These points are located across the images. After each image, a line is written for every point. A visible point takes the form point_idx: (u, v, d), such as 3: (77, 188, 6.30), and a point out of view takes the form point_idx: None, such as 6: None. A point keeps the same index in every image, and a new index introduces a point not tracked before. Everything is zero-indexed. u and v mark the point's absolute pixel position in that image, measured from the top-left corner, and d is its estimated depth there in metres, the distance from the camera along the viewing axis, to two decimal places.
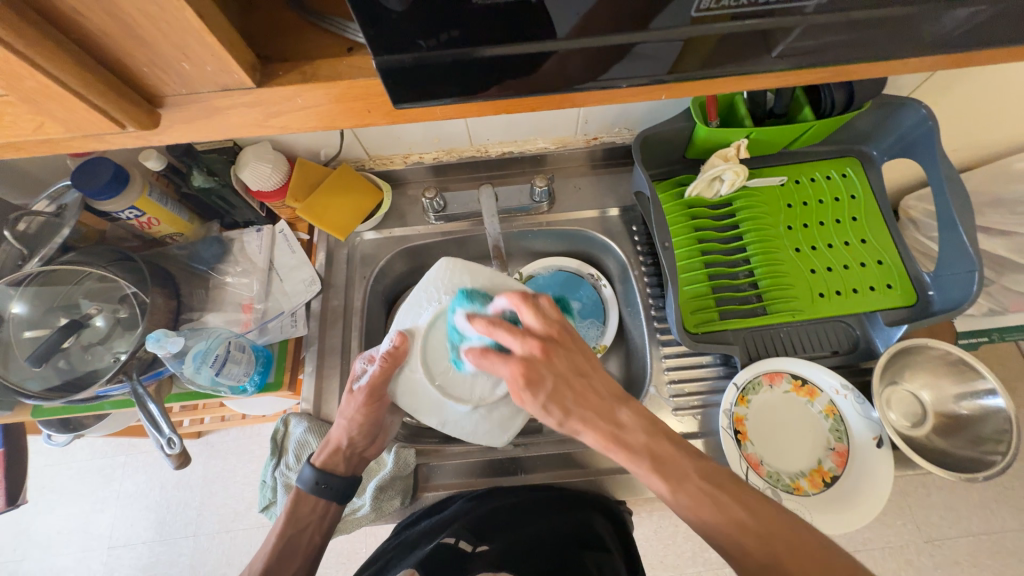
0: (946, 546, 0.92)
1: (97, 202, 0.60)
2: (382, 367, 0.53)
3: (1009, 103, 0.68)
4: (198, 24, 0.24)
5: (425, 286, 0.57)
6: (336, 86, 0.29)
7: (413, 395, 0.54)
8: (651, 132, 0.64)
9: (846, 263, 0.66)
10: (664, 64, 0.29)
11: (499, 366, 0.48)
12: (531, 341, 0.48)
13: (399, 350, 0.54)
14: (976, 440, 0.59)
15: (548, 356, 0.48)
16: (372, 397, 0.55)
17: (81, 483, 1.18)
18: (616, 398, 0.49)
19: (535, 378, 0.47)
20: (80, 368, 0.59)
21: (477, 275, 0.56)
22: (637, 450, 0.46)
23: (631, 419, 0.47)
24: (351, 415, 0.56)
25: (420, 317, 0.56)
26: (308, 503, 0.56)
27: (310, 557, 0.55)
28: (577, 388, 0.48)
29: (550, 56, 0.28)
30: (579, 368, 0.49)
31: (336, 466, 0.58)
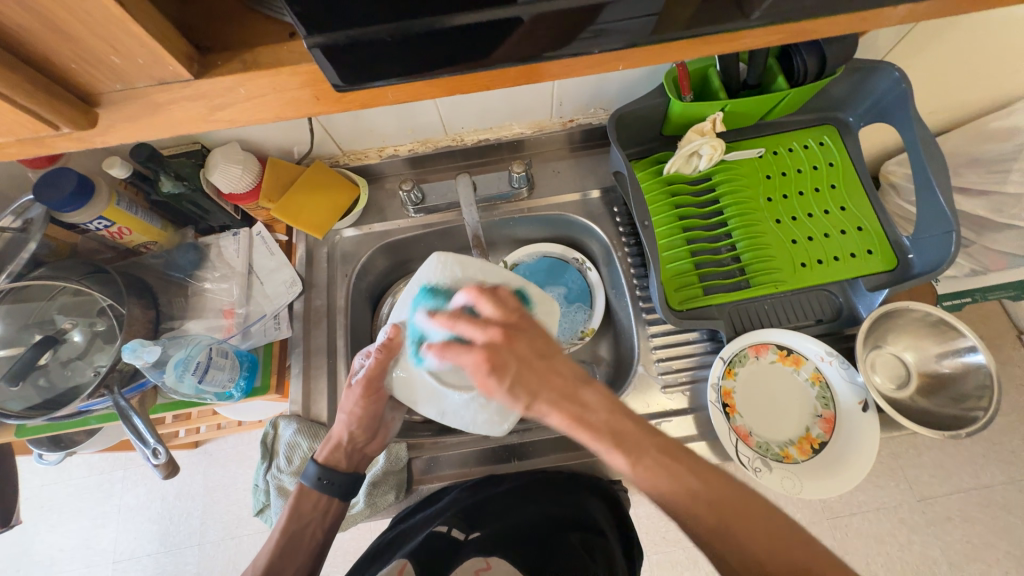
0: (938, 503, 0.94)
1: (63, 214, 0.58)
2: (378, 359, 0.54)
3: (980, 60, 0.68)
4: (120, 12, 0.23)
5: (417, 279, 0.57)
6: (279, 73, 0.28)
7: (410, 388, 0.54)
8: (625, 110, 0.63)
9: (827, 231, 0.66)
10: (639, 30, 0.29)
11: (460, 355, 0.47)
12: (491, 328, 0.48)
13: (394, 342, 0.54)
14: (958, 397, 0.60)
15: (507, 344, 0.47)
16: (370, 389, 0.55)
17: (80, 500, 1.17)
18: (583, 379, 0.47)
19: (498, 365, 0.46)
20: (61, 385, 0.58)
21: (468, 266, 0.57)
22: (602, 430, 0.44)
23: (597, 400, 0.46)
24: (350, 409, 0.56)
25: (413, 308, 0.56)
26: (310, 500, 0.56)
27: (313, 553, 0.54)
28: (540, 371, 0.47)
29: (493, 27, 0.27)
30: (541, 349, 0.48)
31: (338, 463, 0.57)
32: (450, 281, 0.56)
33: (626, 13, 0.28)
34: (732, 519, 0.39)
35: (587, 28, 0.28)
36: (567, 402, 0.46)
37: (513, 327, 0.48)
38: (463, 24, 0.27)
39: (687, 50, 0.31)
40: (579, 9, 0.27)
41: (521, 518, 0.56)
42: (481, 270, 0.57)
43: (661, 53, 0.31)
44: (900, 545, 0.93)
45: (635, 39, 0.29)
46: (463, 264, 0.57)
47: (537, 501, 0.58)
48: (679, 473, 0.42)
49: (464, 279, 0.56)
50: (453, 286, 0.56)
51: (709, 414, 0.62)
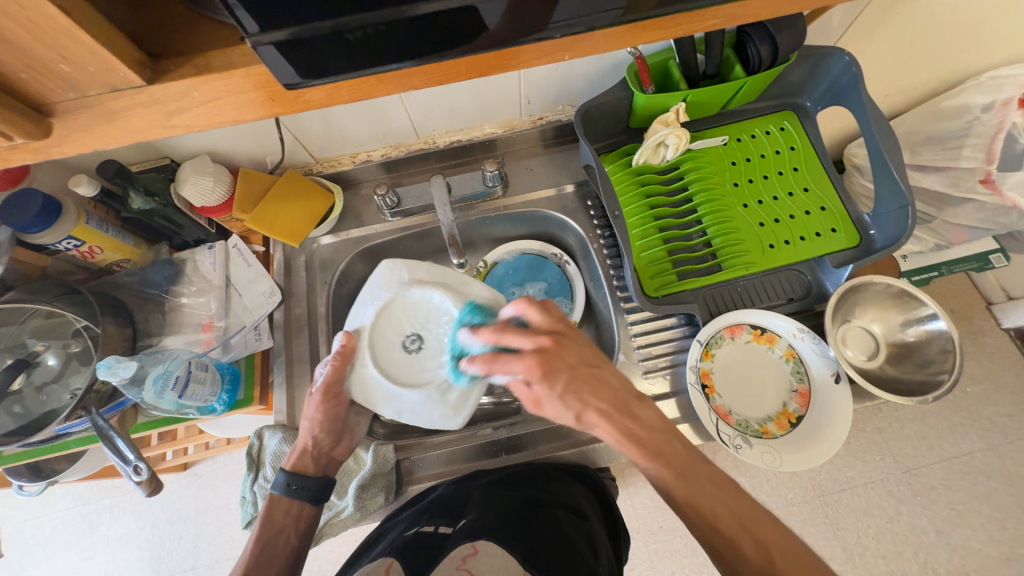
0: (922, 474, 0.97)
1: (31, 236, 0.58)
2: (333, 366, 0.55)
3: (925, 44, 0.71)
4: (64, 20, 0.23)
5: (369, 287, 0.60)
6: (230, 76, 0.28)
7: (366, 390, 0.57)
8: (591, 104, 0.65)
9: (792, 213, 0.68)
10: (596, 15, 0.30)
11: (513, 365, 0.48)
12: (541, 337, 0.50)
13: (348, 349, 0.56)
14: (924, 363, 0.63)
15: (556, 352, 0.50)
16: (328, 394, 0.57)
17: (66, 532, 1.14)
18: (628, 393, 0.51)
19: (549, 370, 0.48)
20: (37, 410, 0.57)
21: (416, 269, 0.60)
22: (650, 448, 0.48)
23: (649, 416, 0.50)
24: (312, 415, 0.57)
25: (364, 315, 0.59)
26: (282, 506, 0.57)
27: (290, 557, 0.54)
28: (590, 379, 0.49)
29: (433, 23, 0.28)
30: (589, 359, 0.51)
31: (306, 468, 0.58)
32: (398, 284, 0.60)
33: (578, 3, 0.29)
34: (777, 557, 0.42)
35: (541, 16, 0.29)
36: (609, 409, 0.49)
37: (556, 340, 0.50)
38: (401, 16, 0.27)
39: (625, 38, 0.32)
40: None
41: (514, 497, 0.58)
42: (429, 272, 0.60)
43: (600, 40, 0.32)
44: (889, 517, 0.95)
45: (589, 23, 0.30)
46: (411, 268, 0.60)
47: (522, 486, 0.59)
48: (722, 499, 0.46)
49: (411, 281, 0.60)
50: (401, 289, 0.59)
51: (690, 396, 0.63)
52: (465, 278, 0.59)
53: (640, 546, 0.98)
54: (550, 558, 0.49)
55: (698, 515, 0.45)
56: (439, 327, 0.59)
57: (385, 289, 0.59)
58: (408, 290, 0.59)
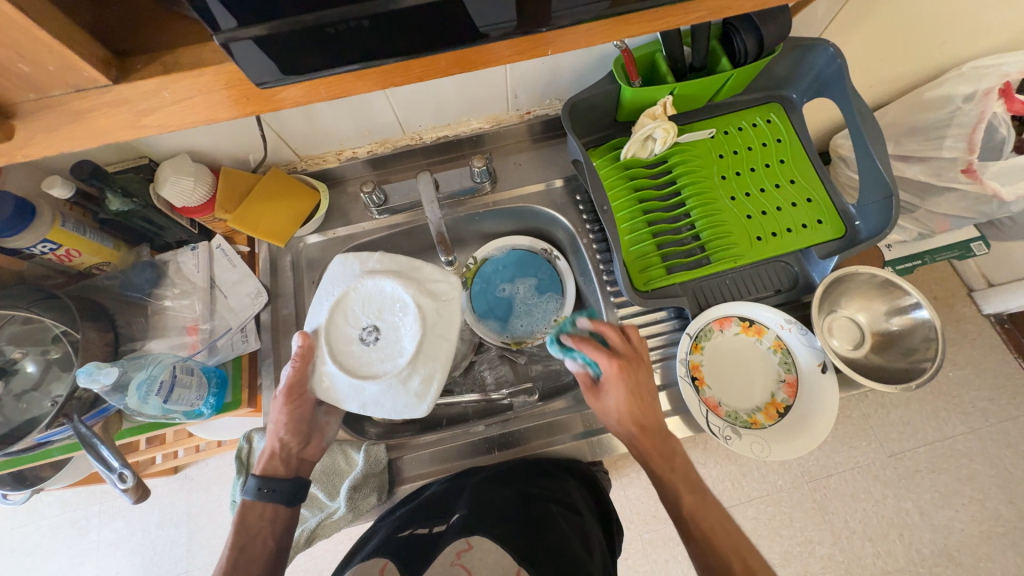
0: (907, 458, 0.99)
1: (2, 240, 0.56)
2: (295, 367, 0.54)
3: (908, 35, 0.72)
4: (20, 17, 0.22)
5: (324, 285, 0.57)
6: (201, 74, 0.28)
7: (329, 387, 0.54)
8: (578, 98, 0.64)
9: (778, 204, 0.69)
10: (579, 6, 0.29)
11: (602, 355, 0.55)
12: (627, 352, 0.57)
13: (307, 348, 0.54)
14: (907, 351, 0.64)
15: (636, 367, 0.57)
16: (292, 396, 0.56)
17: (55, 539, 1.12)
18: (664, 430, 0.57)
19: (624, 373, 0.55)
20: (17, 419, 0.56)
21: (368, 260, 0.57)
22: (667, 472, 0.54)
23: (679, 455, 0.56)
24: (275, 417, 0.57)
25: (320, 314, 0.56)
26: (256, 511, 0.56)
27: (268, 561, 0.53)
28: (648, 402, 0.56)
29: (411, 18, 0.27)
30: (651, 389, 0.57)
31: (277, 471, 0.57)
32: (350, 276, 0.56)
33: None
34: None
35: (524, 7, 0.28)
36: (656, 423, 0.55)
37: (638, 358, 0.58)
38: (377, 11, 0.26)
39: (608, 33, 0.32)
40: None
41: (506, 492, 0.56)
42: (383, 262, 0.57)
43: (583, 34, 0.32)
44: (875, 501, 0.98)
45: (572, 15, 0.29)
46: (363, 259, 0.57)
47: (513, 484, 0.58)
48: (724, 524, 0.51)
49: (365, 272, 0.56)
50: (355, 282, 0.56)
51: (680, 388, 0.64)
52: (418, 263, 0.57)
53: (634, 536, 0.99)
54: (545, 555, 0.48)
55: (698, 531, 0.50)
56: (396, 315, 0.55)
57: (337, 285, 0.56)
58: (361, 281, 0.56)
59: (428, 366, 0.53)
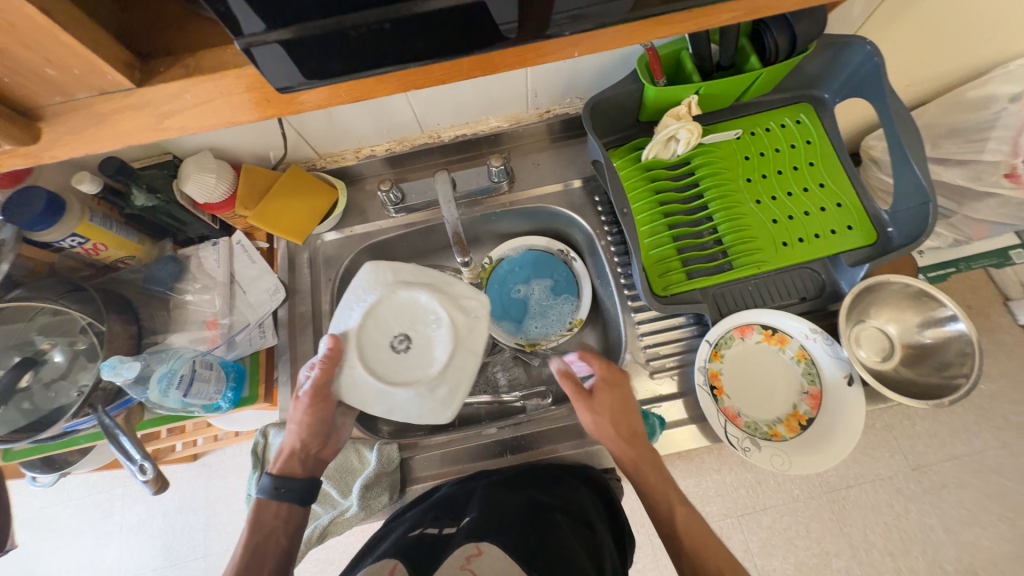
0: (932, 472, 0.95)
1: (35, 233, 0.57)
2: (322, 368, 0.54)
3: (951, 31, 0.68)
4: (46, 20, 0.22)
5: (354, 290, 0.56)
6: (222, 77, 0.27)
7: (356, 391, 0.53)
8: (600, 97, 0.63)
9: (806, 209, 0.66)
10: (608, 6, 0.28)
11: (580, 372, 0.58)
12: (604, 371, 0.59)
13: (336, 351, 0.54)
14: (940, 366, 0.61)
15: (613, 385, 0.58)
16: (317, 398, 0.56)
17: (81, 520, 1.17)
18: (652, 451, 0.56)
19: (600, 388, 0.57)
20: (46, 407, 0.58)
21: (400, 270, 0.57)
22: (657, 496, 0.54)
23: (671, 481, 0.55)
24: (299, 418, 0.57)
25: (351, 318, 0.55)
26: (270, 511, 0.55)
27: (281, 560, 0.54)
28: (627, 419, 0.57)
29: (432, 21, 0.26)
30: (630, 406, 0.57)
31: (294, 470, 0.58)
32: (383, 284, 0.56)
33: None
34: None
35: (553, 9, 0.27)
36: (632, 441, 0.55)
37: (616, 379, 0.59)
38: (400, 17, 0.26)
39: (634, 36, 0.31)
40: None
41: (513, 500, 0.55)
42: (415, 273, 0.57)
43: (610, 37, 0.31)
44: (896, 515, 0.94)
45: (601, 17, 0.28)
46: (396, 270, 0.57)
47: (523, 488, 0.57)
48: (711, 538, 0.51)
49: (398, 281, 0.56)
50: (387, 290, 0.56)
51: (698, 396, 0.62)
52: (451, 278, 0.57)
53: (643, 540, 0.98)
54: (553, 564, 0.47)
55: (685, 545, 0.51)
56: (428, 326, 0.55)
57: (370, 292, 0.55)
58: (394, 291, 0.55)
59: (457, 377, 0.53)
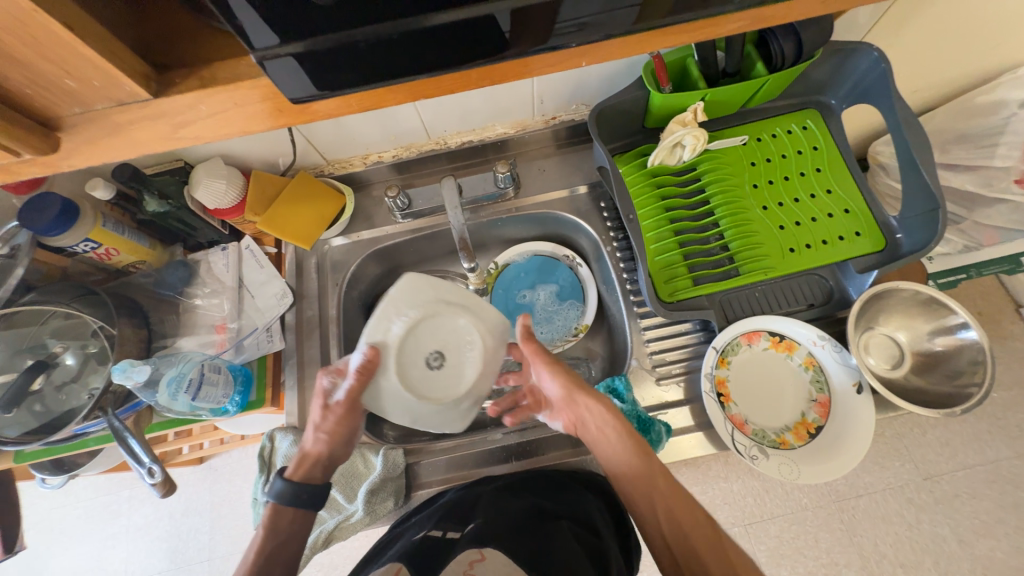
0: (944, 481, 0.94)
1: (49, 238, 0.58)
2: (357, 381, 0.51)
3: (960, 37, 0.68)
4: (67, 35, 0.23)
5: (391, 300, 0.52)
6: (237, 88, 0.28)
7: (386, 402, 0.52)
8: (606, 104, 0.63)
9: (814, 215, 0.66)
10: (614, 18, 0.28)
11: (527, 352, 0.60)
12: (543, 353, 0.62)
13: (372, 363, 0.51)
14: (951, 374, 0.60)
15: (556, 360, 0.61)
16: (350, 408, 0.55)
17: (88, 521, 1.18)
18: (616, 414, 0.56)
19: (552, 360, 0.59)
20: (57, 409, 0.58)
21: (442, 287, 0.53)
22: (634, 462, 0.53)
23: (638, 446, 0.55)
24: (329, 428, 0.56)
25: (390, 329, 0.51)
26: (286, 516, 0.53)
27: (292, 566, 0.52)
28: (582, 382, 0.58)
29: (441, 32, 0.27)
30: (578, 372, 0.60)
31: (315, 476, 0.56)
32: (423, 300, 0.52)
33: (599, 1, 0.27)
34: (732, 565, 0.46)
35: (560, 20, 0.28)
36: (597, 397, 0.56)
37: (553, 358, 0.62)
38: (409, 31, 0.26)
39: (637, 47, 0.31)
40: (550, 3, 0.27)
41: (515, 508, 0.55)
42: (456, 293, 0.54)
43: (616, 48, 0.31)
44: (908, 525, 0.92)
45: (608, 28, 0.29)
46: (438, 286, 0.53)
47: (529, 495, 0.57)
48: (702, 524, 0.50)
49: (441, 300, 0.53)
50: (429, 308, 0.52)
51: (705, 403, 0.62)
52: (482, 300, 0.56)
53: None
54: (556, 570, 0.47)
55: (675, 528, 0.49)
56: (463, 347, 0.53)
57: (411, 306, 0.52)
58: (436, 308, 0.52)
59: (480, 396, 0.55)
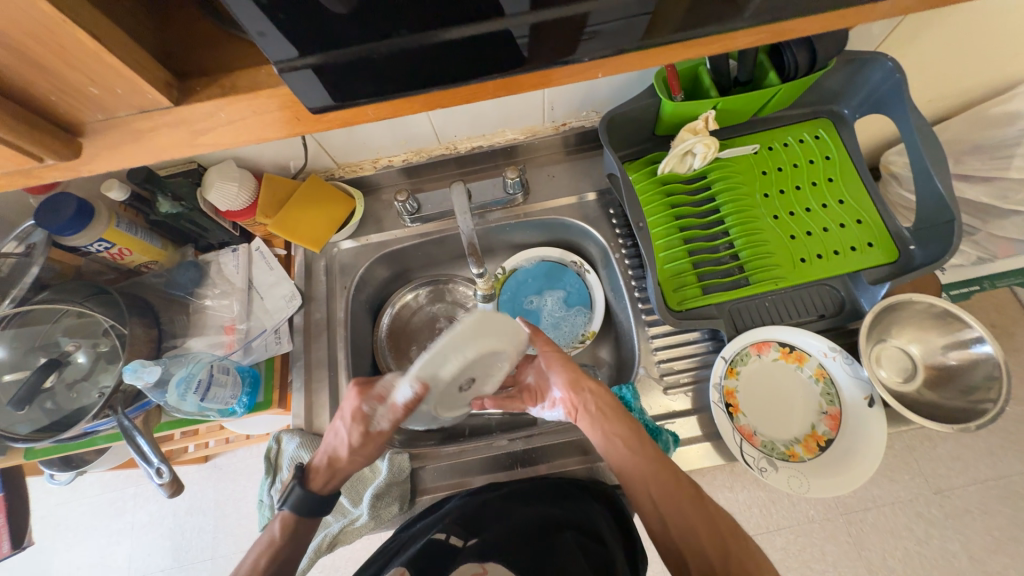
0: (955, 496, 0.92)
1: (64, 239, 0.59)
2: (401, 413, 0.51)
3: (975, 48, 0.67)
4: (93, 43, 0.23)
5: (452, 336, 0.44)
6: (255, 96, 0.28)
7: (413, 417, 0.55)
8: (618, 111, 0.63)
9: (826, 225, 0.65)
10: (631, 32, 0.29)
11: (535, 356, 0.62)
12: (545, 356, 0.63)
13: (418, 397, 0.48)
14: (966, 390, 0.59)
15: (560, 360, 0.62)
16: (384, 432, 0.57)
17: (94, 518, 1.18)
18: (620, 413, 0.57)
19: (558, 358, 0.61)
20: (68, 407, 0.59)
21: (503, 329, 0.48)
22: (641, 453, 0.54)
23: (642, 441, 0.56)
24: (367, 453, 0.57)
25: (445, 369, 0.45)
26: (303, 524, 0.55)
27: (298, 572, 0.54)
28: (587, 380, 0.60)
29: (459, 45, 0.27)
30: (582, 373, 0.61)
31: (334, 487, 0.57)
32: (486, 340, 0.46)
33: (616, 15, 0.27)
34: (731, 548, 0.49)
35: (577, 34, 0.28)
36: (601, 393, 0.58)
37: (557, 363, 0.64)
38: (425, 43, 0.27)
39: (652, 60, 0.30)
40: (567, 18, 0.27)
41: (514, 521, 0.56)
42: (513, 331, 0.50)
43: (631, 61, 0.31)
44: (918, 540, 0.91)
45: (625, 44, 0.29)
46: (501, 327, 0.47)
47: (535, 503, 0.57)
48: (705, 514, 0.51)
49: (500, 342, 0.48)
50: (489, 349, 0.47)
51: (713, 414, 0.61)
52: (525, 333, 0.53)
53: (652, 557, 0.96)
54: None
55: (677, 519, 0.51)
56: (496, 374, 0.54)
57: (473, 347, 0.45)
58: (495, 350, 0.48)
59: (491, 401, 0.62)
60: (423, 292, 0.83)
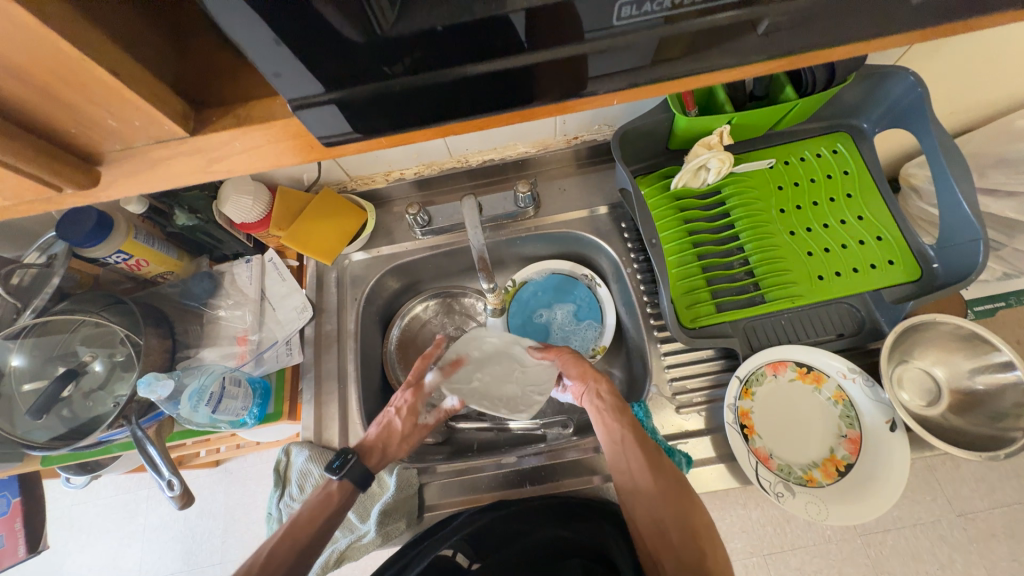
0: (979, 519, 0.89)
1: (86, 250, 0.60)
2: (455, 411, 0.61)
3: (999, 61, 0.65)
4: (113, 79, 0.24)
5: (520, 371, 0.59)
6: (270, 126, 0.29)
7: None
8: (630, 126, 0.63)
9: (844, 242, 0.64)
10: (646, 64, 0.28)
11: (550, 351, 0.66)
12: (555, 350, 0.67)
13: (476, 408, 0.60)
14: (994, 416, 0.57)
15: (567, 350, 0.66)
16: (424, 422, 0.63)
17: (107, 519, 1.20)
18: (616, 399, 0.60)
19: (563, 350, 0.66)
20: (83, 415, 0.60)
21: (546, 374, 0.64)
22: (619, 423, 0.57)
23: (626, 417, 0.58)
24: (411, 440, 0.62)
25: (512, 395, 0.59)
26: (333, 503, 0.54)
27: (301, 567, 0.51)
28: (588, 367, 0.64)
29: (471, 80, 0.27)
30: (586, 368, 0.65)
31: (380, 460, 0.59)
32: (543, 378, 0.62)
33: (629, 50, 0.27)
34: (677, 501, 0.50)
35: (590, 68, 0.28)
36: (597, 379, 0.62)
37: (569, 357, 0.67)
38: (436, 79, 0.26)
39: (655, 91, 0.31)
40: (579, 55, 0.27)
41: (523, 546, 0.57)
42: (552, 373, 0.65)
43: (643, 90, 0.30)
44: (940, 564, 0.88)
45: (640, 76, 0.29)
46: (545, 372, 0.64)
47: (544, 526, 0.57)
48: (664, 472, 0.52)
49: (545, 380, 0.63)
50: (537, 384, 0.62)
51: (727, 435, 0.60)
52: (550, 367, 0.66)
53: None
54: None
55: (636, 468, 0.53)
56: None
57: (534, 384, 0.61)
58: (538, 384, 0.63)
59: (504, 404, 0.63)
60: (432, 304, 0.83)
